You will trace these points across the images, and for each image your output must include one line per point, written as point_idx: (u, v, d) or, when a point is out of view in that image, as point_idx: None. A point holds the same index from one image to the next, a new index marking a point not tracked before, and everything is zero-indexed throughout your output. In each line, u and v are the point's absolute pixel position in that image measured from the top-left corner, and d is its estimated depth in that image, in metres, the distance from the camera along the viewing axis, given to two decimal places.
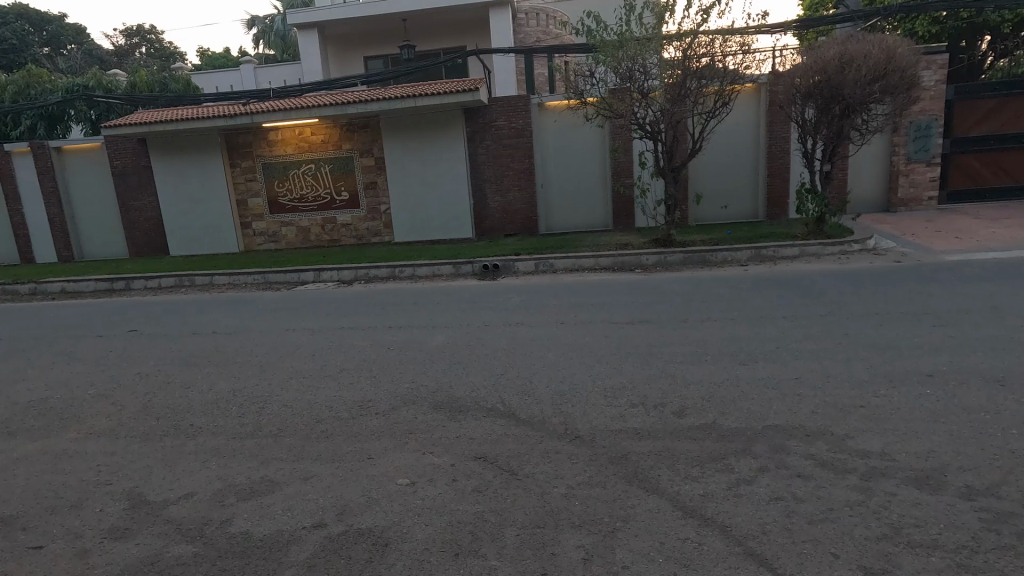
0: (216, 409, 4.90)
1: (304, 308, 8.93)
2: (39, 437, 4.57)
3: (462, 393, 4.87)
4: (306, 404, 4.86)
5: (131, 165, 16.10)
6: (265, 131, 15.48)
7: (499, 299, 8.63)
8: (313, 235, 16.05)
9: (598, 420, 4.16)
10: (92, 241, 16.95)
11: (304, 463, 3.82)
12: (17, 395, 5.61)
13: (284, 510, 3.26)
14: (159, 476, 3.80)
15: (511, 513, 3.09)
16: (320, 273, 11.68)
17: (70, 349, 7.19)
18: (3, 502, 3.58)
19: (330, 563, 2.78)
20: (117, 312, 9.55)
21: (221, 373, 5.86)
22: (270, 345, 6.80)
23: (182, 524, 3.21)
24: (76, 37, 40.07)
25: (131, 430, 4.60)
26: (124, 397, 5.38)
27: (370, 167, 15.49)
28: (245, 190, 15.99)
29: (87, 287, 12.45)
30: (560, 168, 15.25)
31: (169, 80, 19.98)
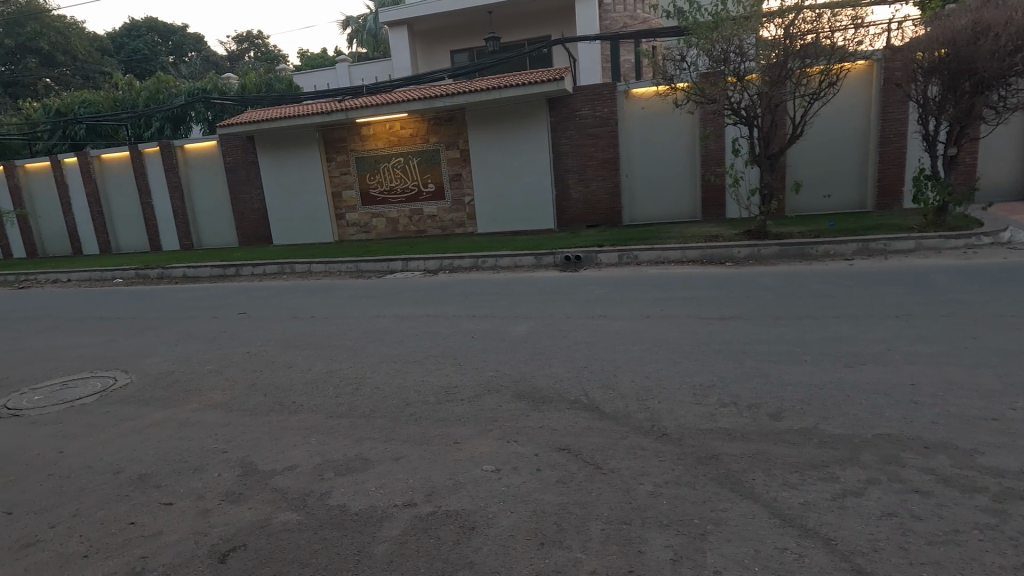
0: (313, 388, 5.25)
1: (392, 296, 9.34)
2: (167, 405, 5.14)
3: (544, 383, 4.90)
4: (395, 388, 5.08)
5: (241, 160, 17.53)
6: (359, 126, 16.28)
7: (581, 291, 8.56)
8: (400, 226, 16.70)
9: (686, 418, 4.02)
10: (208, 230, 18.63)
11: (394, 444, 4.00)
12: (149, 367, 6.31)
13: (377, 487, 3.44)
14: (266, 447, 4.13)
15: (596, 507, 3.06)
16: (407, 263, 12.17)
17: (191, 328, 8.01)
18: (140, 462, 4.05)
19: (420, 542, 2.88)
20: (229, 296, 10.47)
21: (318, 355, 6.28)
22: (361, 330, 7.19)
23: (288, 493, 3.47)
24: (196, 45, 44.16)
25: (242, 403, 5.04)
26: (236, 373, 5.91)
27: (455, 159, 15.87)
28: (340, 183, 16.91)
29: (204, 272, 13.75)
30: (646, 158, 14.83)
31: (274, 81, 21.54)
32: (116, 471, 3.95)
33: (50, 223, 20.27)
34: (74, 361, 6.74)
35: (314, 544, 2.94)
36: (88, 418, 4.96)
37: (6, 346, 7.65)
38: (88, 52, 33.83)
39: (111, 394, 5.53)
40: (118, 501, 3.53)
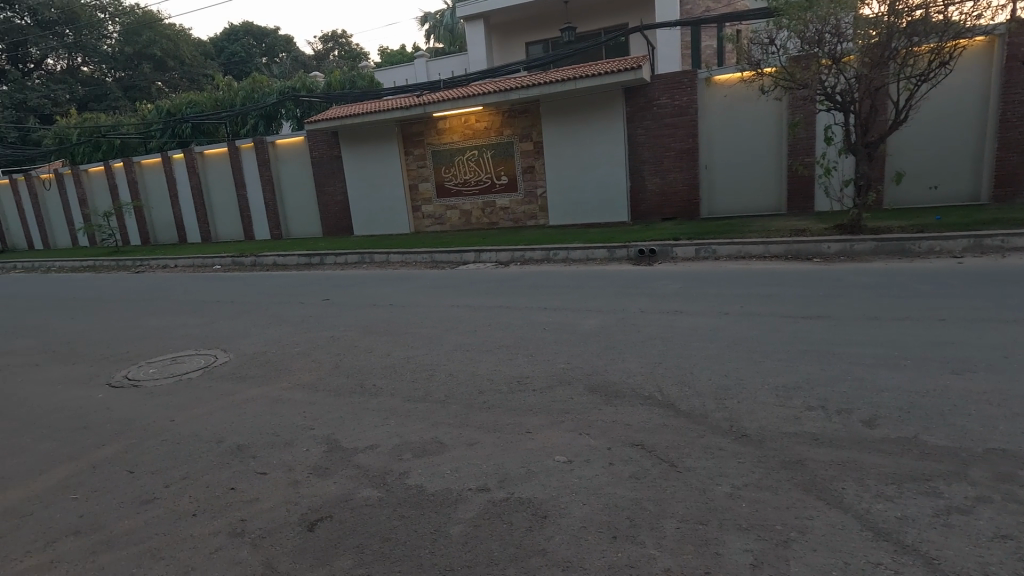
0: (392, 373, 5.49)
1: (466, 286, 9.54)
2: (261, 383, 5.54)
3: (617, 377, 4.85)
4: (469, 376, 5.21)
5: (326, 155, 18.47)
6: (436, 120, 16.69)
7: (656, 285, 8.36)
8: (473, 218, 16.97)
9: (767, 420, 3.85)
10: (295, 221, 19.80)
11: (469, 430, 4.10)
12: (245, 347, 6.83)
13: (451, 470, 3.55)
14: (349, 426, 4.37)
15: (671, 505, 3.00)
16: (479, 254, 12.37)
17: (282, 312, 8.58)
18: (239, 433, 4.41)
19: (493, 527, 2.95)
20: (314, 284, 11.09)
21: (396, 341, 6.54)
22: (436, 319, 7.41)
23: (369, 470, 3.66)
24: (287, 46, 46.84)
25: (327, 383, 5.36)
26: (321, 355, 6.28)
27: (528, 151, 15.91)
28: (417, 176, 17.43)
29: (292, 261, 14.65)
30: (727, 147, 14.20)
31: (357, 78, 22.51)
32: (219, 439, 4.32)
33: (160, 214, 22.32)
34: (182, 339, 7.42)
35: (393, 520, 3.08)
36: (193, 391, 5.44)
37: (126, 324, 8.54)
38: (194, 57, 36.80)
39: (214, 370, 6.05)
40: (220, 468, 3.86)
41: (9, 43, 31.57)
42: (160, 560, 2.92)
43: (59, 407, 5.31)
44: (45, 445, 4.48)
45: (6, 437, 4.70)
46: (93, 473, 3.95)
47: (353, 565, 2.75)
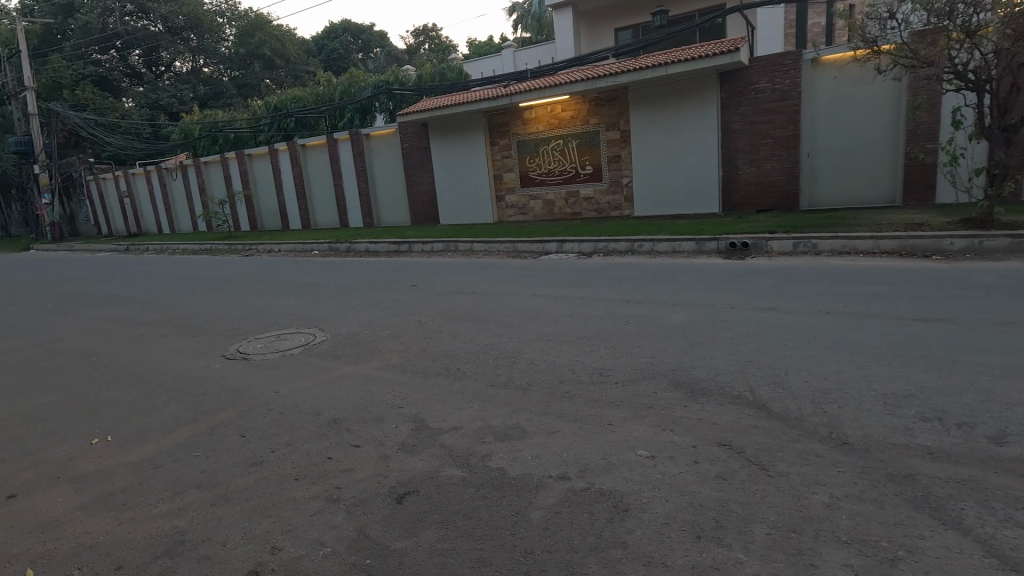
0: (475, 358, 5.64)
1: (548, 276, 9.55)
2: (354, 361, 5.91)
3: (704, 374, 4.68)
4: (551, 365, 5.24)
5: (415, 146, 19.13)
6: (522, 110, 16.75)
7: (749, 280, 7.93)
8: (557, 207, 16.91)
9: (873, 428, 3.56)
10: (386, 210, 20.72)
11: (550, 418, 4.13)
12: (341, 328, 7.28)
13: (533, 456, 3.60)
14: (435, 407, 4.55)
15: (760, 509, 2.87)
16: (562, 245, 12.34)
17: (374, 296, 9.04)
18: (336, 407, 4.73)
19: (574, 515, 2.96)
20: (403, 270, 11.57)
21: (479, 328, 6.69)
22: (518, 308, 7.50)
23: (454, 450, 3.79)
24: (381, 41, 48.81)
25: (414, 365, 5.60)
26: (409, 338, 6.56)
27: (615, 140, 15.60)
28: (502, 166, 17.60)
29: (382, 248, 15.37)
30: (833, 133, 13.15)
31: (446, 70, 23.08)
32: (317, 412, 4.65)
33: (267, 203, 24.18)
34: (286, 318, 8.04)
35: (476, 500, 3.18)
36: (296, 365, 5.90)
37: (239, 303, 9.38)
38: (298, 55, 39.29)
39: (313, 347, 6.51)
40: (318, 438, 4.17)
41: (145, 48, 35.26)
42: (268, 518, 3.21)
43: (184, 373, 5.96)
44: (173, 407, 5.04)
45: (142, 397, 5.35)
46: (212, 434, 4.41)
47: (438, 539, 2.87)
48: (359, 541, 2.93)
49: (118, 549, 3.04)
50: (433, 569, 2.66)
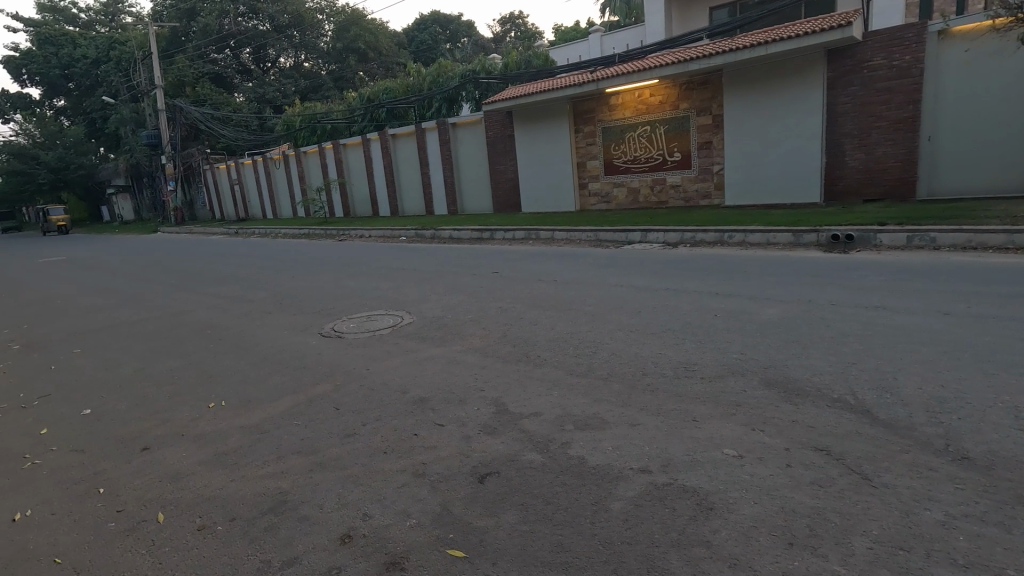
0: (556, 346, 5.65)
1: (630, 266, 9.35)
2: (439, 343, 6.12)
3: (800, 374, 4.40)
4: (633, 356, 5.14)
5: (500, 134, 19.30)
6: (608, 96, 16.39)
7: (852, 276, 7.34)
8: (641, 196, 16.45)
9: (999, 443, 3.20)
10: (470, 198, 21.12)
11: (631, 410, 4.07)
12: (427, 311, 7.55)
13: (613, 448, 3.57)
14: (516, 392, 4.62)
15: (861, 520, 2.68)
16: (646, 234, 12.02)
17: (457, 282, 9.29)
18: (421, 387, 4.93)
19: (655, 509, 2.91)
20: (485, 257, 11.78)
21: (561, 316, 6.69)
22: (599, 297, 7.42)
23: (534, 436, 3.84)
24: (469, 31, 49.42)
25: (495, 350, 5.71)
26: (491, 324, 6.69)
27: (706, 125, 14.90)
28: (586, 153, 17.38)
29: (465, 235, 15.73)
30: (960, 114, 11.82)
31: (533, 57, 23.05)
32: (404, 391, 4.87)
33: (359, 191, 25.44)
34: (376, 300, 8.47)
35: (556, 486, 3.21)
36: (384, 345, 6.21)
37: (333, 284, 10.00)
38: (391, 48, 40.83)
39: (401, 329, 6.81)
40: (405, 415, 4.37)
41: (254, 47, 38.12)
42: (359, 486, 3.42)
43: (286, 348, 6.46)
44: (276, 378, 5.49)
45: (250, 368, 5.86)
46: (310, 405, 4.76)
47: (519, 521, 2.93)
48: (444, 516, 3.05)
49: (232, 503, 3.37)
50: (513, 550, 2.72)
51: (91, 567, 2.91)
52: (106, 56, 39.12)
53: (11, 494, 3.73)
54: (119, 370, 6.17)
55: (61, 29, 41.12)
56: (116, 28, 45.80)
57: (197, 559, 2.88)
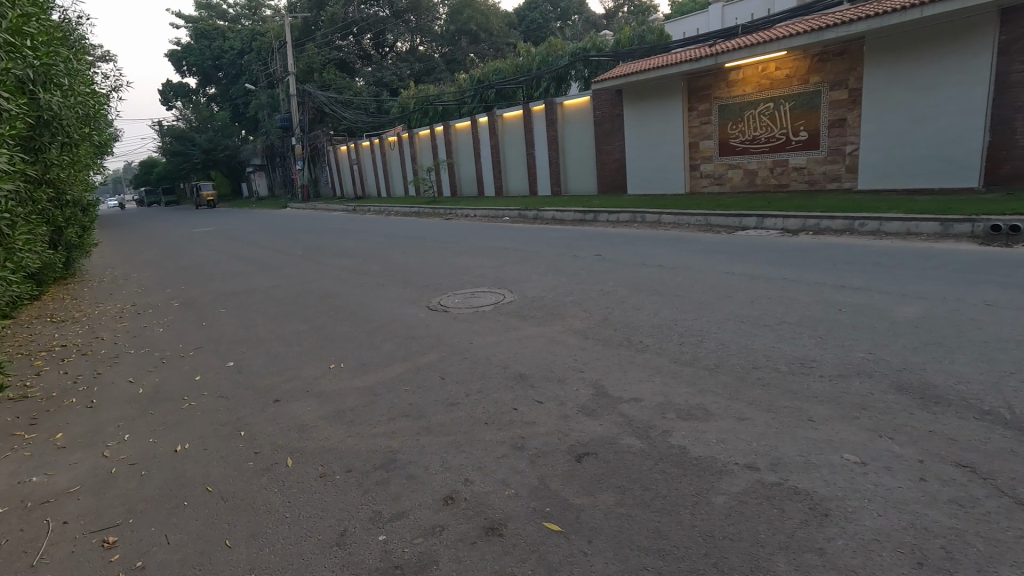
0: (659, 332, 5.50)
1: (744, 253, 8.79)
2: (540, 323, 6.19)
3: (941, 379, 3.93)
4: (743, 348, 4.87)
5: (608, 113, 18.85)
6: (727, 71, 15.36)
7: (1015, 273, 6.36)
8: (759, 178, 15.35)
9: None
10: (574, 178, 20.93)
11: (738, 403, 3.87)
12: (529, 290, 7.67)
13: (718, 440, 3.43)
14: (616, 376, 4.58)
15: (1010, 548, 2.37)
16: (763, 220, 11.23)
17: (560, 263, 9.29)
18: (522, 363, 5.04)
19: (762, 508, 2.77)
20: (588, 239, 11.67)
21: (666, 302, 6.48)
22: (708, 285, 7.07)
23: (633, 421, 3.79)
24: (580, 7, 48.24)
25: (596, 333, 5.67)
26: (592, 306, 6.65)
27: (840, 101, 13.51)
28: (699, 133, 16.48)
29: (568, 217, 15.69)
30: None
31: (647, 31, 22.15)
32: (505, 366, 5.00)
33: (466, 171, 26.12)
34: (480, 277, 8.72)
35: (655, 473, 3.15)
36: (487, 321, 6.39)
37: (440, 261, 10.44)
38: (502, 28, 41.15)
39: (503, 306, 6.98)
40: (506, 390, 4.50)
41: (374, 32, 40.17)
42: (461, 453, 3.59)
43: (397, 318, 6.88)
44: (387, 346, 5.87)
45: (365, 334, 6.32)
46: (417, 373, 5.05)
47: (615, 504, 2.92)
48: (540, 489, 3.12)
49: (348, 456, 3.69)
50: (609, 530, 2.73)
51: (234, 498, 3.34)
52: (249, 46, 43.22)
53: (173, 429, 4.36)
54: (256, 330, 6.94)
55: (213, 24, 45.95)
56: (258, 20, 50.38)
57: (320, 502, 3.21)
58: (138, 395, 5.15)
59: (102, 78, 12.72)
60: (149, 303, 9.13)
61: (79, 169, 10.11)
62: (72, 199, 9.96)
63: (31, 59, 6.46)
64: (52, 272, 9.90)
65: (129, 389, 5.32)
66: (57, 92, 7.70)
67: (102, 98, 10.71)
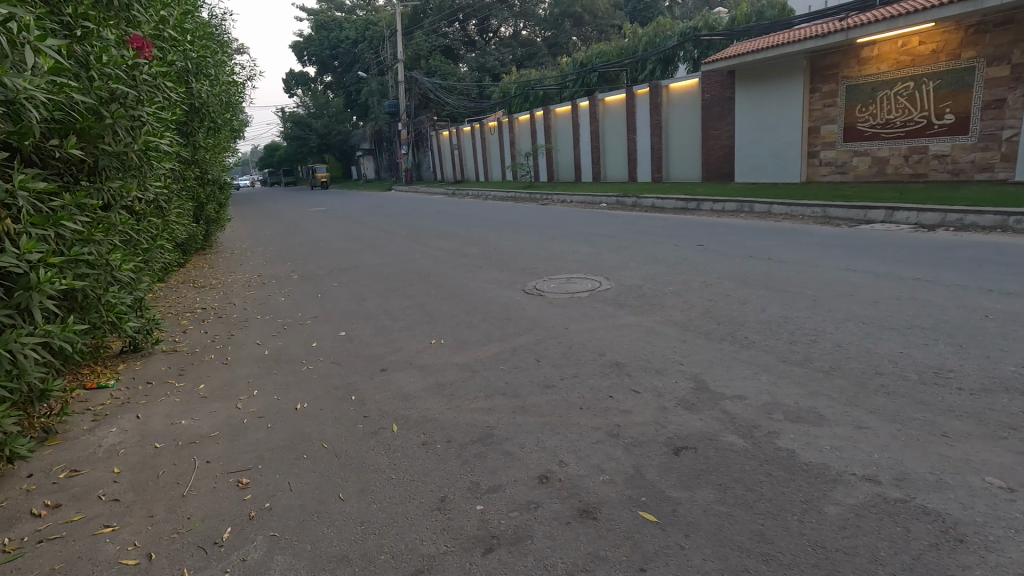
0: (768, 329, 5.19)
1: (869, 250, 7.99)
2: (637, 312, 6.07)
3: None
4: (864, 352, 4.47)
5: (718, 96, 17.85)
6: (859, 47, 13.92)
7: None
8: (890, 166, 13.87)
9: None
10: (676, 164, 20.10)
11: (857, 410, 3.59)
12: (626, 279, 7.52)
13: (832, 447, 3.19)
14: (718, 370, 4.40)
15: None
16: (892, 213, 10.17)
17: (659, 252, 9.02)
18: (617, 351, 4.99)
19: (882, 524, 2.56)
20: (689, 228, 11.22)
21: (775, 297, 6.10)
22: (824, 282, 6.54)
23: (736, 419, 3.62)
24: None
25: (697, 326, 5.46)
26: (693, 298, 6.40)
27: (998, 78, 11.82)
28: (821, 116, 15.15)
29: (669, 204, 15.15)
30: None
31: (767, 7, 20.64)
32: (601, 354, 4.97)
33: (564, 156, 25.92)
34: (575, 263, 8.70)
35: (759, 475, 3.00)
36: (582, 307, 6.37)
37: (536, 246, 10.52)
38: (607, 9, 39.53)
39: (600, 293, 6.92)
40: (601, 377, 4.48)
41: (480, 18, 40.87)
42: (556, 435, 3.64)
43: (495, 299, 7.04)
44: (485, 326, 6.04)
45: (464, 314, 6.54)
46: (513, 353, 5.16)
47: (715, 501, 2.83)
48: (636, 478, 3.09)
49: (448, 427, 3.87)
50: (708, 527, 2.65)
51: (345, 455, 3.63)
52: (362, 36, 45.51)
53: (294, 388, 4.81)
54: (364, 303, 7.42)
55: (331, 15, 48.87)
56: (371, 10, 52.91)
57: (422, 467, 3.40)
58: (264, 356, 5.71)
59: (239, 69, 14.05)
60: (272, 274, 10.03)
61: (219, 151, 11.23)
62: (212, 178, 11.12)
63: (187, 51, 7.28)
64: (195, 243, 11.16)
65: (257, 350, 5.92)
66: (205, 82, 8.64)
67: (239, 87, 11.85)
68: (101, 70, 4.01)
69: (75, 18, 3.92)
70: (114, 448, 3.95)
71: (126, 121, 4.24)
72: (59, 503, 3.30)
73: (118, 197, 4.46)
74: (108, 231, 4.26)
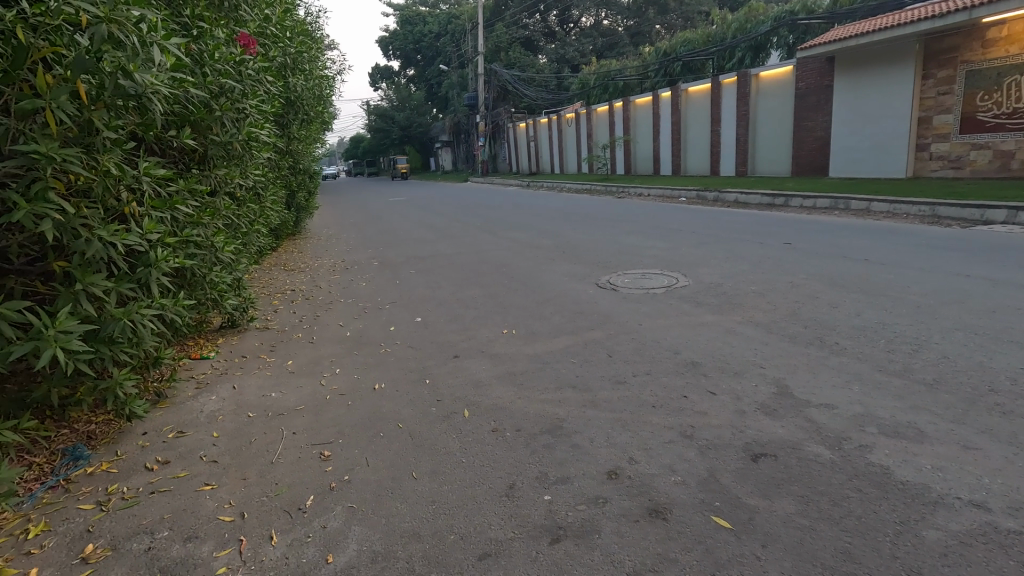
0: (862, 335, 4.82)
1: (985, 254, 7.21)
2: (716, 311, 5.82)
3: None
4: (975, 366, 4.05)
5: (814, 84, 16.68)
6: (983, 28, 12.52)
7: None
8: (1016, 160, 12.42)
9: None
10: (764, 158, 19.04)
11: (965, 429, 3.26)
12: (704, 276, 7.24)
13: (933, 467, 2.93)
14: (804, 376, 4.14)
15: None
16: (1016, 213, 9.12)
17: (742, 250, 8.61)
18: (693, 351, 4.82)
19: (990, 556, 2.32)
20: (776, 225, 10.62)
21: (871, 302, 5.65)
22: (930, 287, 5.98)
23: (823, 429, 3.40)
24: None
25: (782, 328, 5.17)
26: (778, 298, 6.06)
27: None
28: (934, 105, 13.79)
29: (754, 199, 14.37)
30: None
31: None
32: (676, 352, 4.82)
33: (642, 148, 25.23)
34: (651, 259, 8.47)
35: (848, 490, 2.81)
36: (657, 304, 6.20)
37: (611, 239, 10.34)
38: None
39: (676, 290, 6.70)
40: (676, 376, 4.35)
41: (561, 9, 40.56)
42: (627, 432, 3.58)
43: (567, 292, 7.00)
44: (557, 318, 6.03)
45: (537, 305, 6.56)
46: (585, 347, 5.12)
47: (796, 513, 2.68)
48: (710, 482, 2.99)
49: (518, 416, 3.91)
50: (787, 540, 2.52)
51: (418, 436, 3.77)
52: (444, 30, 46.46)
53: (372, 369, 5.04)
54: (439, 291, 7.62)
55: (416, 10, 50.25)
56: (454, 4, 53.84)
57: (491, 454, 3.46)
58: (345, 337, 6.03)
59: (330, 64, 14.79)
60: (354, 260, 10.52)
61: (310, 142, 11.88)
62: (303, 167, 11.80)
63: (286, 48, 7.76)
64: (286, 229, 11.91)
65: (339, 331, 6.26)
66: (300, 76, 9.17)
67: (330, 81, 12.47)
68: (213, 66, 4.38)
69: (193, 19, 4.29)
70: (213, 414, 4.32)
71: (232, 113, 4.60)
72: (168, 460, 3.66)
73: (223, 183, 4.84)
74: (213, 214, 4.64)
